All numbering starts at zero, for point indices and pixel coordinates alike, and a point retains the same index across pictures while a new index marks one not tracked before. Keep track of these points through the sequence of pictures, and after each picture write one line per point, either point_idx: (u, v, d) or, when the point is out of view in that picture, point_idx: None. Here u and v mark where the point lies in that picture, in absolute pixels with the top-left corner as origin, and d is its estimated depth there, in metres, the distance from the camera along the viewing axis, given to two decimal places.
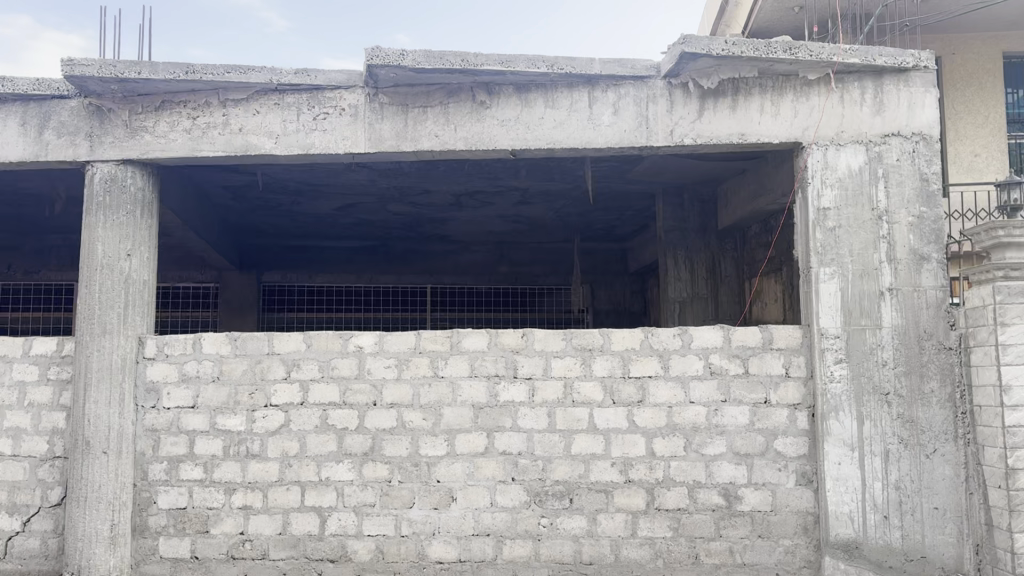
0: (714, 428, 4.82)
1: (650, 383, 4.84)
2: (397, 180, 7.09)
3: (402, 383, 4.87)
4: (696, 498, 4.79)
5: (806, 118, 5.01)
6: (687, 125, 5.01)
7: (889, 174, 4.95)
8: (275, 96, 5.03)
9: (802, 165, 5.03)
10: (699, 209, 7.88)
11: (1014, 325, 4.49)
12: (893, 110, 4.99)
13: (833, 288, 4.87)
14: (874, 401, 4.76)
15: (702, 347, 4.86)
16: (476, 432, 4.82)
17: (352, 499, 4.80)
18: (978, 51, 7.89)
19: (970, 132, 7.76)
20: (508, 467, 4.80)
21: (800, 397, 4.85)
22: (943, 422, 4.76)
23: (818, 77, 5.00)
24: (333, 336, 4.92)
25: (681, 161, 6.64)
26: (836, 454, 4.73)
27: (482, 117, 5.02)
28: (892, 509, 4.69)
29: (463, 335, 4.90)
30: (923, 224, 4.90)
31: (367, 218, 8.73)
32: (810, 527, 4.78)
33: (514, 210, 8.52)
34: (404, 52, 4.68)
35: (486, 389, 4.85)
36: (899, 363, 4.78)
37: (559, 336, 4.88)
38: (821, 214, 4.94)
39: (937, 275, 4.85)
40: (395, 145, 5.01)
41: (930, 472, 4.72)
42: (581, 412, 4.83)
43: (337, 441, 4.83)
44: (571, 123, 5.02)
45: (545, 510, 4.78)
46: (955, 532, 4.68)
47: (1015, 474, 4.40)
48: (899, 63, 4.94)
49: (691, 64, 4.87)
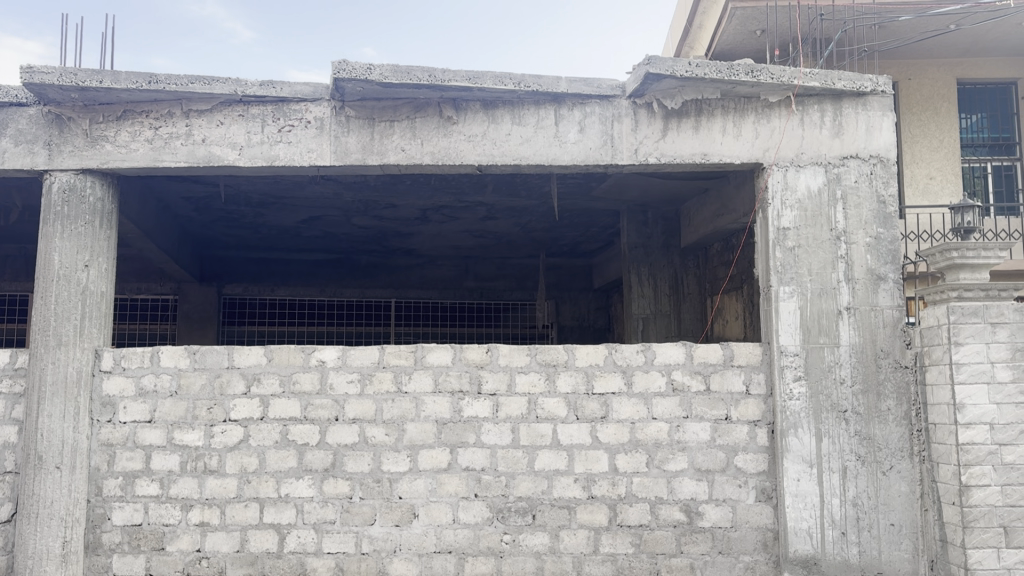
0: (676, 444, 4.85)
1: (613, 399, 4.87)
2: (363, 193, 7.08)
3: (365, 399, 4.83)
4: (658, 514, 4.80)
5: (767, 140, 5.10)
6: (651, 144, 5.07)
7: (847, 196, 5.05)
8: (240, 108, 4.99)
9: (763, 186, 5.11)
10: (662, 227, 7.99)
11: (967, 344, 4.62)
12: (852, 133, 5.11)
13: (792, 307, 4.92)
14: (832, 418, 4.83)
15: (665, 364, 4.90)
16: (439, 448, 4.79)
17: (312, 516, 4.74)
18: (933, 77, 8.16)
19: (926, 156, 8.03)
20: (471, 483, 4.78)
21: (759, 414, 4.90)
22: (900, 439, 4.85)
23: (778, 99, 5.10)
24: (295, 350, 4.86)
25: (646, 179, 6.71)
26: (795, 470, 4.78)
27: (448, 131, 5.03)
28: (850, 525, 4.76)
29: (427, 350, 4.87)
30: (880, 245, 5.01)
31: (332, 232, 8.69)
32: (770, 543, 4.82)
33: (481, 225, 8.54)
34: (370, 67, 4.67)
35: (451, 404, 4.83)
36: (857, 381, 4.87)
37: (523, 351, 4.88)
38: (781, 233, 5.00)
39: (893, 295, 4.96)
40: (361, 159, 4.99)
41: (887, 488, 4.80)
42: (545, 428, 4.83)
43: (298, 457, 4.77)
44: (538, 140, 5.05)
45: (508, 527, 4.76)
46: (911, 548, 4.77)
47: (968, 491, 4.50)
48: (857, 87, 5.06)
49: (656, 84, 4.93)
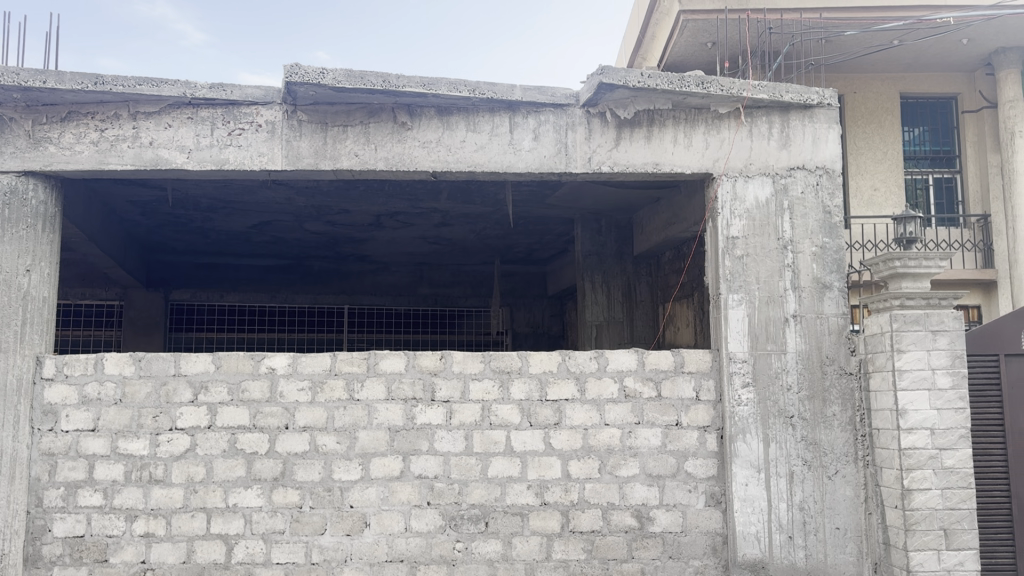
0: (628, 450, 4.89)
1: (566, 405, 4.89)
2: (314, 199, 7.02)
3: (316, 406, 4.77)
4: (610, 519, 4.83)
5: (716, 151, 5.18)
6: (604, 153, 5.12)
7: (794, 206, 5.16)
8: (190, 110, 4.91)
9: (713, 196, 5.18)
10: (616, 235, 8.05)
11: (910, 351, 4.74)
12: (799, 144, 5.22)
13: (740, 314, 5.00)
14: (779, 424, 4.92)
15: (617, 370, 4.94)
16: (391, 455, 4.75)
17: (261, 526, 4.66)
18: (877, 90, 8.46)
19: (871, 167, 8.34)
20: (423, 491, 4.75)
21: (709, 419, 4.97)
22: (845, 444, 4.96)
23: (728, 111, 5.19)
24: (244, 357, 4.79)
25: (600, 187, 6.78)
26: (743, 475, 4.86)
27: (402, 137, 5.00)
28: (797, 529, 4.85)
29: (380, 357, 4.83)
30: (825, 254, 5.12)
31: (283, 237, 8.58)
32: (719, 547, 4.88)
33: (435, 231, 8.51)
34: (324, 71, 4.64)
35: (404, 412, 4.80)
36: (802, 387, 4.97)
37: (477, 358, 4.88)
38: (730, 242, 5.08)
39: (838, 302, 5.07)
40: (313, 163, 4.94)
41: (832, 493, 4.91)
42: (498, 435, 4.82)
43: (246, 466, 4.70)
44: (492, 147, 5.06)
45: (460, 535, 4.74)
46: (856, 551, 4.88)
47: (910, 495, 4.62)
48: (804, 99, 5.17)
49: (609, 94, 4.98)
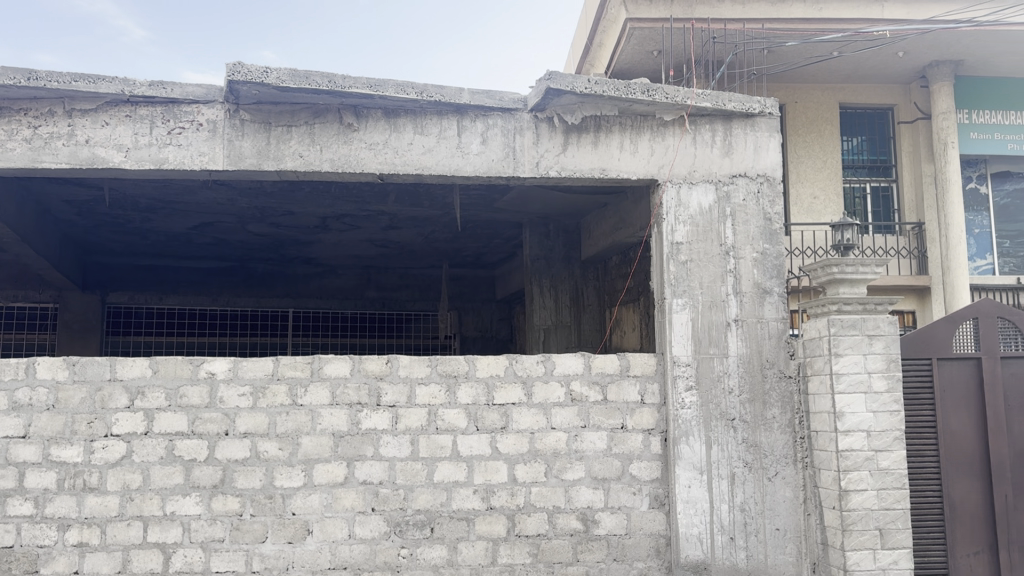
0: (574, 453, 4.92)
1: (513, 409, 4.89)
2: (258, 200, 6.90)
3: (257, 412, 4.68)
4: (555, 523, 4.85)
5: (661, 157, 5.25)
6: (552, 158, 5.14)
7: (736, 213, 5.25)
8: (128, 108, 4.79)
9: (658, 202, 5.25)
10: (563, 239, 8.09)
11: (847, 355, 4.86)
12: (741, 152, 5.32)
13: (684, 318, 5.07)
14: (721, 426, 5.00)
15: (564, 374, 4.96)
16: (335, 461, 4.69)
17: (199, 534, 4.56)
18: (818, 100, 8.70)
19: (811, 176, 8.60)
20: (368, 497, 4.70)
21: (653, 423, 5.03)
22: (784, 446, 5.06)
23: (672, 118, 5.27)
24: (183, 361, 4.67)
25: (547, 192, 6.81)
26: (686, 477, 4.92)
27: (348, 139, 4.95)
28: (738, 530, 4.93)
29: (324, 361, 4.76)
30: (766, 260, 5.23)
31: (225, 238, 8.42)
32: (662, 549, 4.94)
33: (382, 234, 8.45)
34: (267, 70, 4.57)
35: (348, 417, 4.74)
36: (743, 390, 5.06)
37: (424, 362, 4.84)
38: (674, 247, 5.14)
39: (778, 307, 5.18)
40: (256, 163, 4.86)
41: (772, 494, 5.00)
42: (445, 439, 4.80)
43: (185, 473, 4.59)
44: (440, 150, 5.03)
45: (405, 541, 4.71)
46: (795, 552, 4.98)
47: (847, 496, 4.73)
48: (746, 108, 5.28)
49: (556, 100, 5.01)
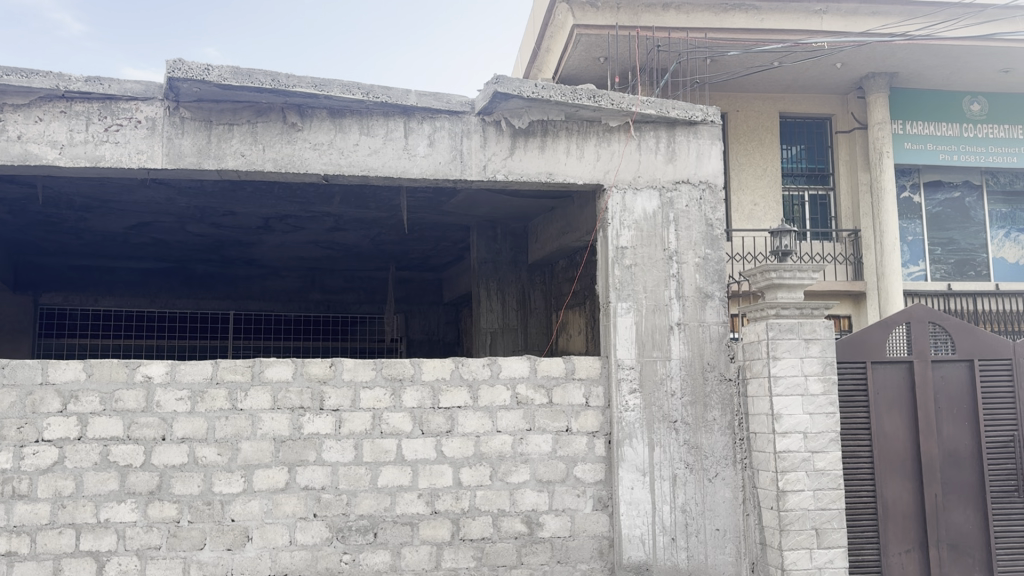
0: (519, 456, 4.94)
1: (459, 413, 4.89)
2: (199, 199, 6.77)
3: (195, 417, 4.59)
4: (500, 526, 4.86)
5: (607, 163, 5.31)
6: (499, 162, 5.16)
7: (679, 219, 5.34)
8: (63, 104, 4.66)
9: (603, 207, 5.30)
10: (511, 243, 8.12)
11: (784, 358, 4.98)
12: (684, 159, 5.42)
13: (629, 322, 5.13)
14: (664, 428, 5.07)
15: (509, 377, 4.98)
16: (276, 467, 4.63)
17: (135, 542, 4.45)
18: (759, 110, 8.93)
19: (751, 183, 8.82)
20: (310, 502, 4.64)
21: (598, 425, 5.08)
22: (724, 447, 5.16)
23: (618, 124, 5.33)
24: (118, 365, 4.55)
25: (494, 196, 6.83)
26: (629, 479, 4.98)
27: (292, 139, 4.89)
28: (679, 531, 5.01)
29: (266, 365, 4.70)
30: (708, 264, 5.33)
31: (164, 239, 8.24)
32: (605, 550, 4.99)
33: (328, 236, 8.36)
34: (208, 67, 4.51)
35: (290, 421, 4.68)
36: (685, 393, 5.14)
37: (368, 366, 4.80)
38: (619, 252, 5.20)
39: (719, 311, 5.28)
40: (196, 163, 4.77)
41: (712, 495, 5.10)
42: (389, 443, 4.77)
43: (119, 480, 4.47)
44: (386, 152, 5.01)
45: (348, 547, 4.66)
46: (734, 551, 5.08)
47: (784, 496, 4.85)
48: (689, 116, 5.38)
49: (503, 103, 5.03)
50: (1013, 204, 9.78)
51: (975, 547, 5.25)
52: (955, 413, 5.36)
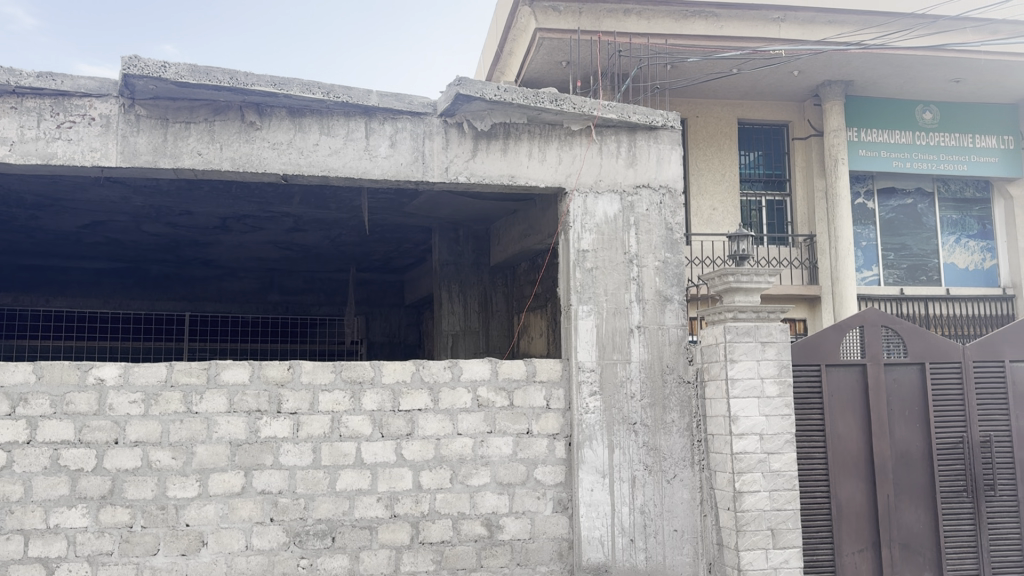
0: (479, 459, 4.93)
1: (419, 416, 4.87)
2: (154, 199, 6.67)
3: (149, 420, 4.51)
4: (460, 529, 4.85)
5: (569, 166, 5.34)
6: (461, 164, 5.15)
7: (639, 223, 5.39)
8: (13, 100, 4.55)
9: (565, 210, 5.33)
10: (472, 245, 8.12)
11: (741, 361, 5.05)
12: (644, 163, 5.47)
13: (589, 324, 5.16)
14: (623, 430, 5.11)
15: (470, 380, 4.98)
16: (232, 471, 4.57)
17: (86, 547, 4.36)
18: (718, 116, 9.07)
19: (710, 189, 8.95)
20: (266, 507, 4.59)
21: (558, 427, 5.10)
22: (683, 448, 5.22)
23: (579, 128, 5.37)
24: (69, 366, 4.45)
25: (456, 198, 6.83)
26: (589, 481, 5.00)
27: (251, 138, 4.83)
28: (638, 532, 5.05)
29: (222, 367, 4.63)
30: (667, 268, 5.38)
31: (118, 239, 8.09)
32: (565, 552, 5.01)
33: (287, 237, 8.29)
34: (165, 64, 4.43)
35: (246, 425, 4.62)
36: (645, 395, 5.19)
37: (327, 368, 4.76)
38: (580, 255, 5.23)
39: (678, 314, 5.34)
40: (152, 161, 4.69)
41: (670, 496, 5.15)
42: (348, 447, 4.74)
43: (70, 484, 4.37)
44: (347, 152, 4.97)
45: (305, 551, 4.61)
46: (692, 552, 5.14)
47: (741, 497, 4.91)
48: (649, 121, 5.43)
49: (465, 106, 5.03)
50: (964, 211, 10.04)
51: (925, 547, 5.38)
52: (907, 415, 5.49)
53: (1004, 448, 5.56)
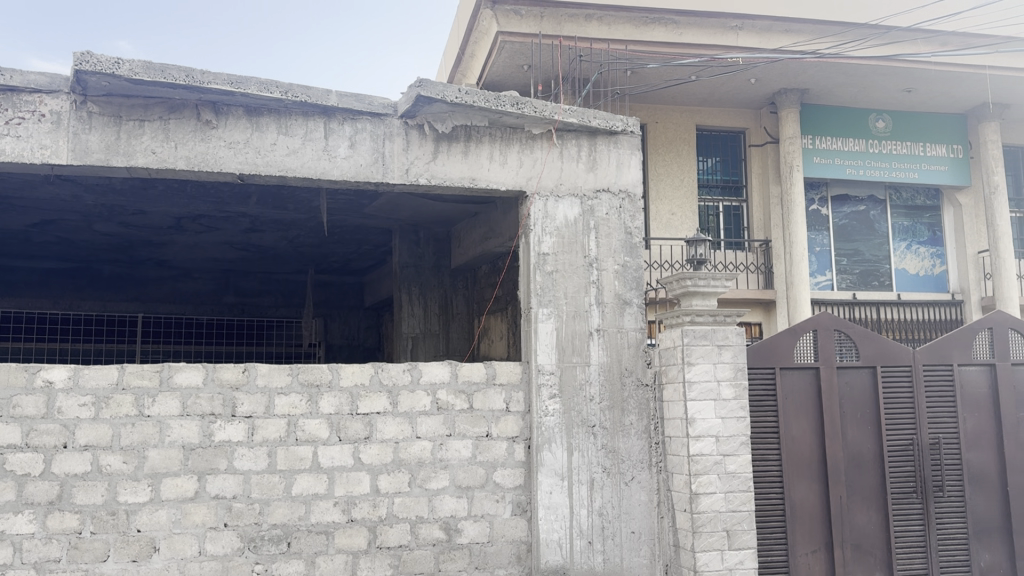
0: (438, 462, 4.92)
1: (377, 419, 4.84)
2: (107, 197, 6.53)
3: (99, 424, 4.41)
4: (418, 533, 4.82)
5: (529, 170, 5.35)
6: (422, 166, 5.14)
7: (599, 226, 5.42)
8: None
9: (525, 213, 5.34)
10: (433, 248, 8.10)
11: (698, 364, 5.11)
12: (605, 168, 5.51)
13: (549, 328, 5.18)
14: (582, 433, 5.14)
15: (430, 383, 4.96)
16: (185, 475, 4.48)
17: (32, 554, 4.25)
18: (677, 122, 9.18)
19: (669, 194, 9.07)
20: (220, 512, 4.51)
21: (517, 430, 5.11)
22: (641, 451, 5.26)
23: (540, 132, 5.39)
24: (16, 369, 4.33)
25: (418, 200, 6.81)
26: (548, 483, 5.02)
27: (206, 136, 4.75)
28: (596, 534, 5.07)
29: (175, 370, 4.55)
30: (626, 272, 5.42)
31: (69, 238, 7.90)
32: (523, 555, 5.01)
33: (243, 238, 8.17)
34: (119, 61, 4.34)
35: (200, 428, 4.54)
36: (604, 398, 5.21)
37: (284, 371, 4.71)
38: (541, 258, 5.24)
39: (637, 318, 5.38)
40: (104, 159, 4.59)
41: (628, 498, 5.18)
42: (305, 451, 4.68)
43: (16, 490, 4.26)
44: (305, 153, 4.92)
45: (260, 557, 4.55)
46: (649, 553, 5.18)
47: (697, 499, 4.97)
48: (609, 126, 5.48)
49: (426, 107, 5.01)
50: (915, 218, 10.29)
51: (876, 547, 5.49)
52: (859, 418, 5.60)
53: (952, 449, 5.70)
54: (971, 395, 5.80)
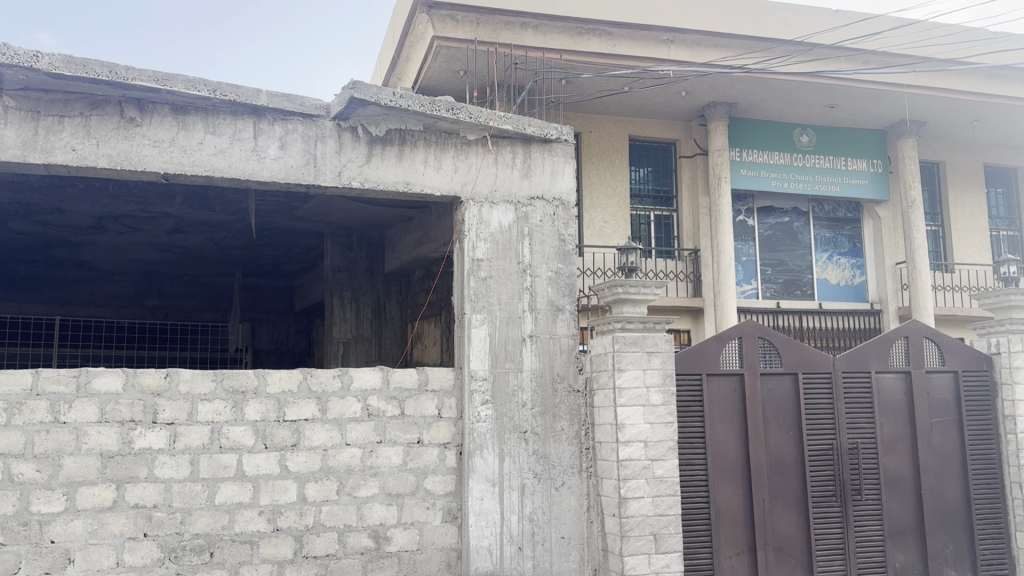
0: (368, 470, 4.86)
1: (305, 426, 4.76)
2: (23, 195, 6.28)
3: (11, 430, 4.22)
4: (346, 542, 4.76)
5: (464, 175, 5.36)
6: (355, 169, 5.08)
7: (533, 233, 5.45)
8: None
9: (460, 219, 5.33)
10: (366, 252, 8.04)
11: (628, 370, 5.19)
12: (539, 175, 5.55)
13: (482, 333, 5.18)
14: (513, 439, 5.15)
15: (361, 389, 4.90)
16: (102, 484, 4.33)
17: None
18: (609, 131, 9.34)
19: (602, 203, 9.21)
20: (139, 522, 4.37)
21: (449, 436, 5.09)
22: (571, 456, 5.30)
23: (475, 138, 5.40)
24: None
25: (350, 204, 6.75)
26: (479, 489, 5.01)
27: (130, 134, 4.61)
28: (526, 540, 5.09)
29: (93, 375, 4.39)
30: (559, 278, 5.47)
31: None
32: (453, 562, 5.00)
33: (168, 239, 7.95)
34: (37, 54, 4.20)
35: (119, 436, 4.39)
36: (536, 404, 5.24)
37: (208, 377, 4.59)
38: (474, 264, 5.24)
39: (569, 324, 5.43)
40: (19, 155, 4.41)
41: (558, 504, 5.21)
42: (229, 459, 4.57)
43: None
44: (234, 153, 4.81)
45: (181, 567, 4.42)
46: (578, 558, 5.22)
47: (626, 503, 5.04)
48: (544, 134, 5.52)
49: (360, 110, 4.97)
50: (836, 230, 10.66)
51: (797, 549, 5.65)
52: (781, 423, 5.76)
53: (870, 453, 5.91)
54: (888, 402, 6.03)
